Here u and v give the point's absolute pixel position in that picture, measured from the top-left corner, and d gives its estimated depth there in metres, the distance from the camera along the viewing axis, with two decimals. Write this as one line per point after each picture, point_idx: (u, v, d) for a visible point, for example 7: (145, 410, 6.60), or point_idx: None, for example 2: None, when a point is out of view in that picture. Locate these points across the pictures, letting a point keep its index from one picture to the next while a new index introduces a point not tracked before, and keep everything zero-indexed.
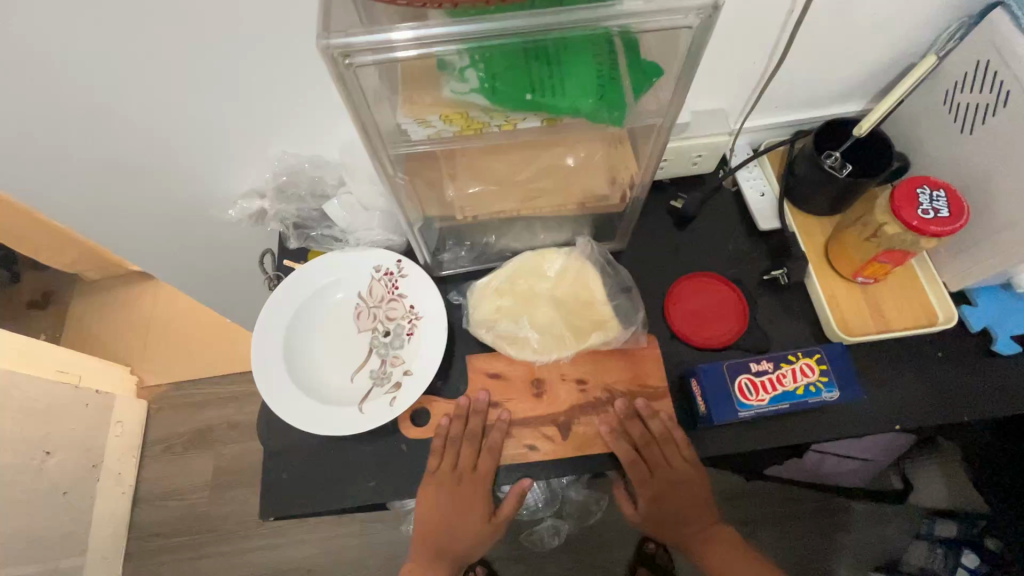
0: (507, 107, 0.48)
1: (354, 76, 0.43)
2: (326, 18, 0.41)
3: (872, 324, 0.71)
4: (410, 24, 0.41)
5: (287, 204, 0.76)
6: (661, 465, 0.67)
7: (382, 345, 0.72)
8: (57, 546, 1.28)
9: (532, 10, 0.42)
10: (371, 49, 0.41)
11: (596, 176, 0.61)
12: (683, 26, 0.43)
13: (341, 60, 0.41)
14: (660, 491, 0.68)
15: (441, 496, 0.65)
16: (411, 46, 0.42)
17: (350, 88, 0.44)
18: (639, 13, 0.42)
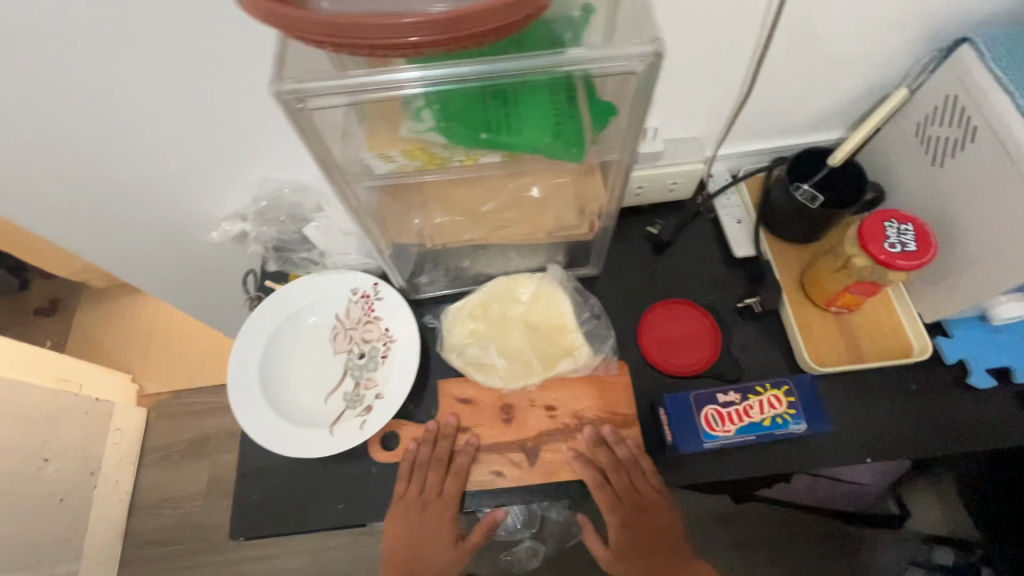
0: (463, 145, 0.49)
1: (309, 117, 0.45)
2: (282, 64, 0.43)
3: (846, 354, 0.70)
4: (361, 69, 0.43)
5: (268, 225, 0.78)
6: (630, 491, 0.67)
7: (356, 367, 0.73)
8: (53, 552, 1.29)
9: (481, 54, 0.43)
10: (323, 92, 0.42)
11: (563, 206, 0.62)
12: (629, 71, 0.43)
13: (293, 103, 0.42)
14: (630, 517, 0.68)
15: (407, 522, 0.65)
16: (362, 89, 0.43)
17: (306, 127, 0.45)
18: (584, 59, 0.42)
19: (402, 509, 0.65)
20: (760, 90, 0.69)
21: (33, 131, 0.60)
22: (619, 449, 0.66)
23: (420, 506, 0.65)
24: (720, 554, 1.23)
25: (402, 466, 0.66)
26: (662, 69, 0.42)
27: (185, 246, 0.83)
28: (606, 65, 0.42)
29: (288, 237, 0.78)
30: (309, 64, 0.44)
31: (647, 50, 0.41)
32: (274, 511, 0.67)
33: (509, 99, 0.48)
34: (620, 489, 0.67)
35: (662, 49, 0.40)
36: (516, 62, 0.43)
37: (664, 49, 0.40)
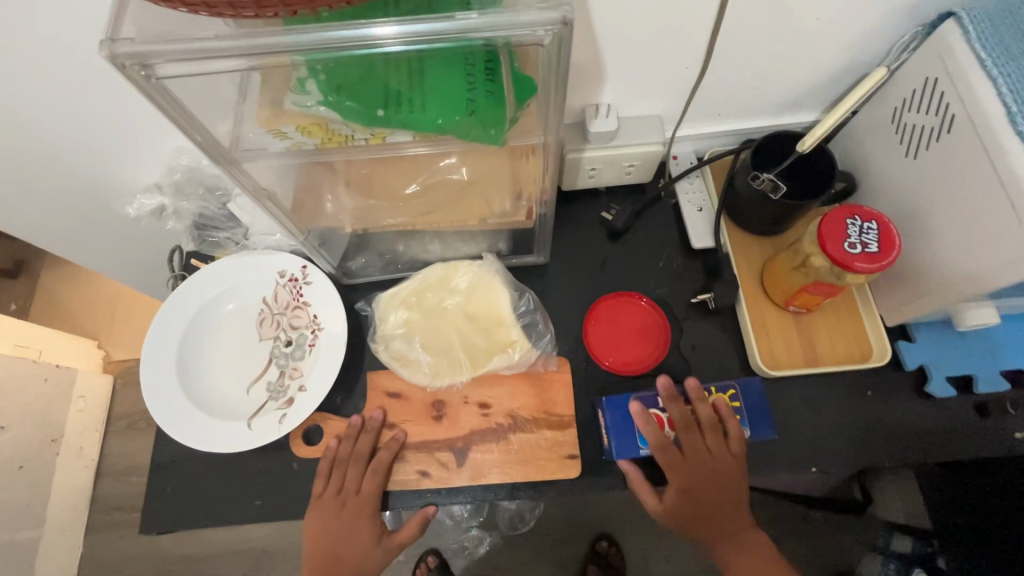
0: (359, 123, 0.43)
1: (167, 88, 0.39)
2: (135, 25, 0.37)
3: (801, 357, 0.66)
4: (218, 31, 0.36)
5: (186, 200, 0.72)
6: (700, 455, 0.58)
7: (282, 356, 0.69)
8: (12, 520, 1.27)
9: (364, 17, 0.37)
10: (171, 58, 0.36)
11: (493, 190, 0.56)
12: (536, 43, 0.38)
13: (138, 71, 0.36)
14: (694, 485, 0.58)
15: (325, 524, 0.60)
16: (220, 55, 0.37)
17: (165, 99, 0.39)
18: (479, 27, 0.36)
19: (319, 509, 0.61)
20: (727, 65, 0.62)
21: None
22: (553, 451, 0.63)
23: (339, 504, 0.61)
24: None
25: (322, 462, 0.62)
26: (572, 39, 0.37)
27: (108, 218, 0.77)
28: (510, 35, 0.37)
29: (209, 215, 0.73)
30: (167, 24, 0.38)
31: (552, 18, 0.35)
32: (189, 506, 0.63)
33: (410, 71, 0.42)
34: (686, 447, 0.58)
35: (569, 16, 0.35)
36: (408, 28, 0.36)
37: (570, 17, 0.35)
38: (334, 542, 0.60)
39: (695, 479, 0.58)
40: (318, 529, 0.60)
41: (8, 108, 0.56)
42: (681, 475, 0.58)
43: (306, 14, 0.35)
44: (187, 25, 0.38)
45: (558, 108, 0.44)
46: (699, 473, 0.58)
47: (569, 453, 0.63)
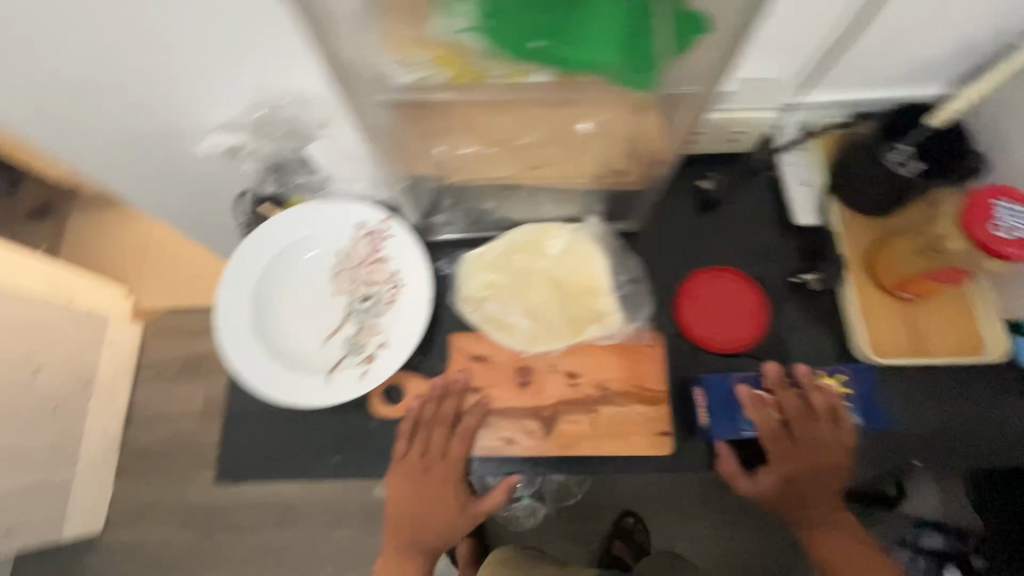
0: (510, 56, 0.39)
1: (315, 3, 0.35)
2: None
3: (909, 345, 0.63)
4: None
5: (265, 140, 0.65)
6: (814, 445, 0.55)
7: (359, 311, 0.66)
8: (46, 460, 1.27)
9: None
10: None
11: (611, 148, 0.52)
12: None
13: None
14: (802, 473, 0.56)
15: (410, 484, 0.59)
16: None
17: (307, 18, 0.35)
18: None
19: (404, 469, 0.59)
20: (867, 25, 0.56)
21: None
22: (644, 427, 0.60)
23: (424, 464, 0.59)
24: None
25: (405, 421, 0.60)
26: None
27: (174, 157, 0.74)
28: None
29: (287, 159, 0.67)
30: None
31: None
32: (265, 457, 0.62)
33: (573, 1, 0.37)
34: (799, 435, 0.56)
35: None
36: None
37: None
38: (419, 503, 0.59)
39: (805, 466, 0.56)
40: (402, 488, 0.59)
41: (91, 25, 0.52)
42: (790, 463, 0.56)
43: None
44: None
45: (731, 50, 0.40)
46: (809, 461, 0.56)
47: (660, 430, 0.60)
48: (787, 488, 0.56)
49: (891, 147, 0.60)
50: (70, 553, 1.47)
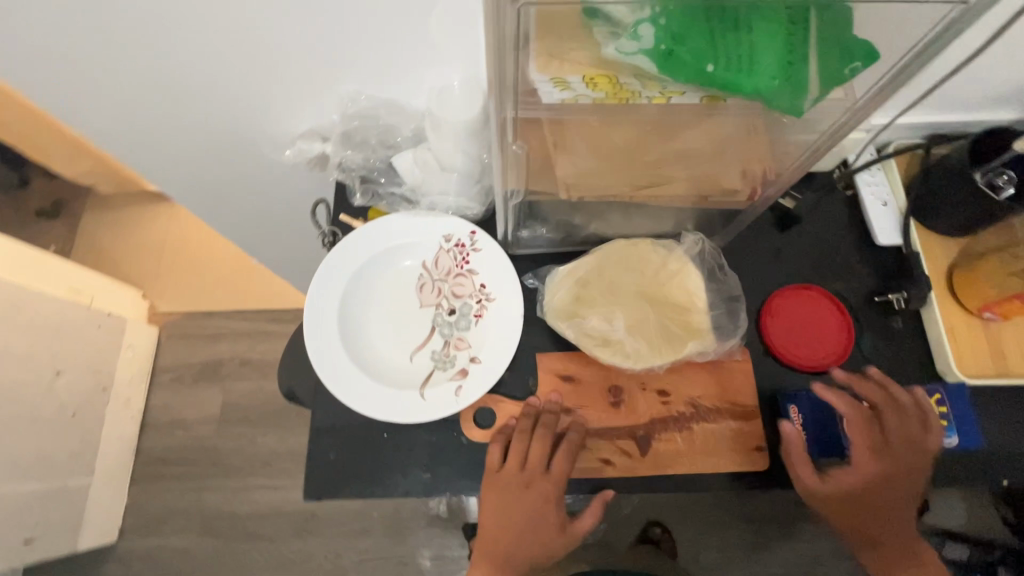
0: (674, 79, 0.38)
1: (513, 21, 0.34)
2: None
3: (992, 365, 0.64)
4: None
5: (353, 150, 0.67)
6: (902, 445, 0.57)
7: (445, 324, 0.65)
8: (64, 466, 1.22)
9: None
10: None
11: (725, 170, 0.53)
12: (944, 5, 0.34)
13: None
14: (890, 475, 0.56)
15: (507, 498, 0.59)
16: None
17: (501, 30, 0.35)
18: None
19: (499, 483, 0.59)
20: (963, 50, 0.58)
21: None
22: (739, 444, 0.60)
23: (525, 479, 0.59)
24: (727, 528, 1.18)
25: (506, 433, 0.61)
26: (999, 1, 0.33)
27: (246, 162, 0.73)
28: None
29: (376, 167, 0.69)
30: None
31: None
32: (352, 474, 0.61)
33: (745, 23, 0.36)
34: (891, 436, 0.57)
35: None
36: None
37: None
38: (515, 519, 0.59)
39: (893, 467, 0.57)
40: (496, 502, 0.59)
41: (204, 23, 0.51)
42: (881, 461, 0.57)
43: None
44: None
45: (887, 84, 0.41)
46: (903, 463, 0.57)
47: (756, 447, 0.60)
48: (870, 490, 0.57)
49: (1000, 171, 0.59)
50: (75, 568, 1.38)
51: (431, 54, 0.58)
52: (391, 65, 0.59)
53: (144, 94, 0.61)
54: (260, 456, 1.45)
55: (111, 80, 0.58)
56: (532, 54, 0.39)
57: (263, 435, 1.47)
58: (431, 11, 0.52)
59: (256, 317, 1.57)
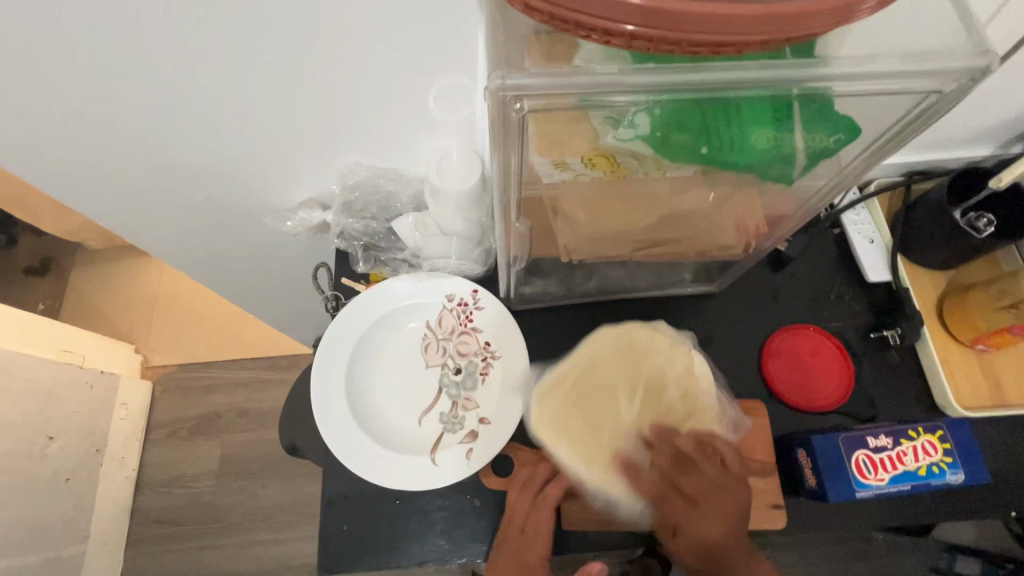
0: (670, 160, 0.40)
1: (517, 123, 0.37)
2: (496, 55, 0.36)
3: (988, 398, 0.65)
4: (580, 74, 0.34)
5: (353, 218, 0.68)
6: (712, 489, 0.52)
7: (453, 384, 0.65)
8: (58, 534, 1.19)
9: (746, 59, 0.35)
10: (546, 93, 0.34)
11: (721, 230, 0.55)
12: (924, 92, 0.36)
13: (510, 104, 0.34)
14: (708, 526, 0.51)
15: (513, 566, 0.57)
16: (586, 86, 0.34)
17: (503, 130, 0.37)
18: (868, 75, 0.35)
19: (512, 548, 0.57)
20: None
21: (108, 78, 0.49)
22: (756, 501, 0.60)
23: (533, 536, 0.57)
24: None
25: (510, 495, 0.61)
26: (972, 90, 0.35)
27: (246, 226, 0.73)
28: (893, 87, 0.36)
29: (377, 233, 0.70)
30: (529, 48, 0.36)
31: (974, 68, 0.33)
32: (366, 545, 0.60)
33: (734, 108, 0.38)
34: (696, 486, 0.51)
35: (993, 66, 0.33)
36: (789, 71, 0.35)
37: (997, 66, 0.33)
38: None
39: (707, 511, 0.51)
40: None
41: (209, 104, 0.53)
42: (697, 518, 0.51)
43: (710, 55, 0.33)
44: (555, 54, 0.36)
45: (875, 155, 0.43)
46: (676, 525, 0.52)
47: (773, 503, 0.60)
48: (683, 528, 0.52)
49: (980, 214, 0.63)
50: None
51: (427, 125, 0.60)
52: (393, 138, 0.61)
53: (145, 171, 0.62)
54: (262, 510, 1.42)
55: (114, 159, 0.59)
56: (532, 140, 0.39)
57: (264, 487, 1.43)
58: (429, 90, 0.55)
59: (253, 366, 1.55)
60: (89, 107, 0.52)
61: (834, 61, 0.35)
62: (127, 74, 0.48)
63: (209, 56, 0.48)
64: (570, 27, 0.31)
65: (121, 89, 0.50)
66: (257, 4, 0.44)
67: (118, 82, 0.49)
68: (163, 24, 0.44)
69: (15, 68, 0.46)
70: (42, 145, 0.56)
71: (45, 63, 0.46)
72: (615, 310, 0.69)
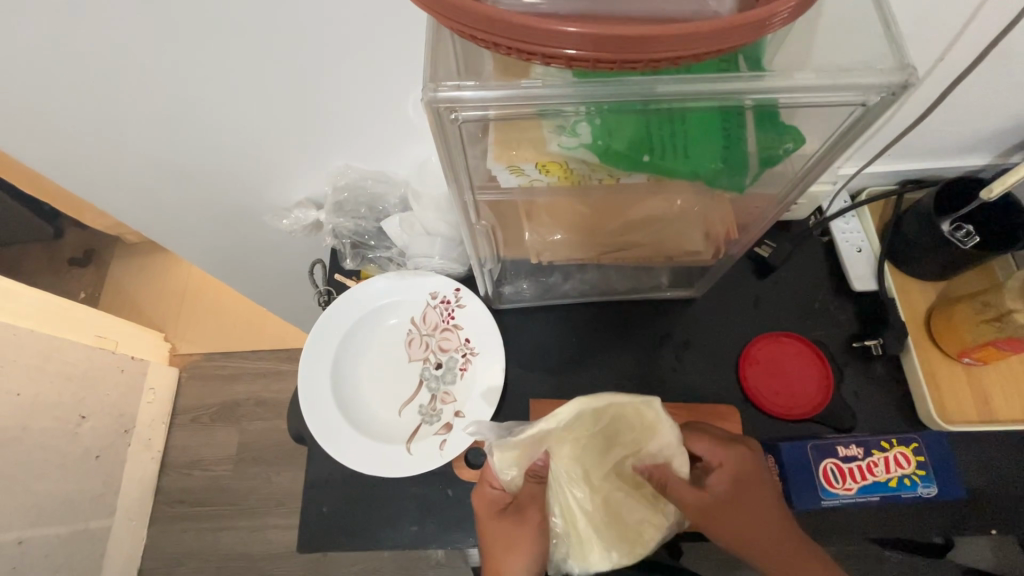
0: (615, 167, 0.41)
1: (457, 129, 0.40)
2: (445, 67, 0.38)
3: (975, 413, 0.64)
4: (507, 86, 0.36)
5: (344, 217, 0.72)
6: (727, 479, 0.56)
7: (432, 378, 0.68)
8: (87, 507, 1.27)
9: (678, 70, 0.37)
10: (480, 104, 0.37)
11: (688, 235, 0.56)
12: (854, 103, 0.37)
13: (446, 113, 0.37)
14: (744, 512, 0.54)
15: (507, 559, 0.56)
16: (513, 93, 0.36)
17: (449, 137, 0.40)
18: (798, 87, 0.36)
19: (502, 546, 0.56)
20: (920, 108, 0.60)
21: (119, 86, 0.54)
22: None
23: (526, 566, 0.56)
24: None
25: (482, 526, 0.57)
26: (896, 103, 0.36)
27: (251, 222, 0.78)
28: (823, 99, 0.37)
29: (367, 232, 0.73)
30: (479, 63, 0.39)
31: (894, 81, 0.34)
32: (344, 526, 0.63)
33: (678, 118, 0.39)
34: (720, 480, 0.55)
35: (913, 80, 0.34)
36: (719, 80, 0.36)
37: (917, 80, 0.34)
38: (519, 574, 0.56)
39: (728, 491, 0.54)
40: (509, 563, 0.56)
41: (210, 109, 0.58)
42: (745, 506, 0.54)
43: (635, 70, 0.34)
44: (502, 69, 0.38)
45: (823, 167, 0.44)
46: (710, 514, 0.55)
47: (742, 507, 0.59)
48: (716, 532, 0.54)
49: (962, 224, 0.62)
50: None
51: (411, 130, 0.63)
52: (376, 144, 0.65)
53: (156, 171, 0.66)
54: (276, 496, 1.48)
55: (129, 159, 0.64)
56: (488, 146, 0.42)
57: (278, 473, 1.50)
58: (410, 96, 0.58)
59: (271, 358, 1.62)
60: (103, 112, 0.57)
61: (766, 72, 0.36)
62: (134, 82, 0.53)
63: (205, 67, 0.52)
64: (510, 51, 0.30)
65: (131, 97, 0.55)
66: (244, 20, 0.47)
67: (127, 91, 0.54)
68: (162, 39, 0.49)
69: (36, 77, 0.52)
70: (64, 146, 0.61)
71: (61, 72, 0.51)
72: (593, 311, 0.71)
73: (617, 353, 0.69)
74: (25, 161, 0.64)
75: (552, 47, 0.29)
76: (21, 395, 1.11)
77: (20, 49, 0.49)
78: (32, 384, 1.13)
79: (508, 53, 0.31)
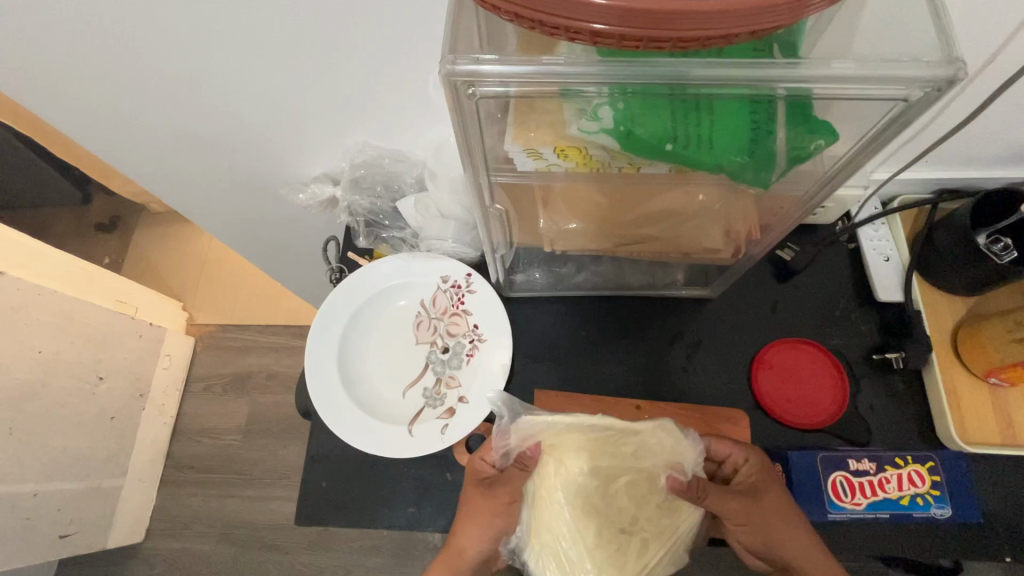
0: (634, 153, 0.40)
1: (475, 105, 0.39)
2: (468, 41, 0.37)
3: (997, 433, 0.61)
4: (528, 63, 0.35)
5: (360, 194, 0.72)
6: (757, 487, 0.56)
7: (438, 362, 0.68)
8: (101, 466, 1.30)
9: (709, 56, 0.35)
10: (499, 80, 0.36)
11: (709, 232, 0.54)
12: (894, 97, 0.35)
13: (464, 89, 0.36)
14: (775, 526, 0.55)
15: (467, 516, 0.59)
16: (533, 69, 0.35)
17: (466, 114, 0.39)
18: (836, 79, 0.34)
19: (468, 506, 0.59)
20: (963, 113, 0.57)
21: (141, 49, 0.54)
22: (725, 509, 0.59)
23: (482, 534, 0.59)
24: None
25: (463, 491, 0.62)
26: (940, 100, 0.34)
27: (269, 194, 0.78)
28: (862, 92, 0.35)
29: (381, 211, 0.73)
30: (503, 41, 0.38)
31: (940, 75, 0.32)
32: (342, 502, 0.64)
33: (704, 106, 0.38)
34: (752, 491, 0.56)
35: (960, 75, 0.32)
36: (750, 67, 0.35)
37: (967, 75, 0.32)
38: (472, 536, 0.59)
39: (758, 483, 0.57)
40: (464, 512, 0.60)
41: (230, 76, 0.57)
42: (775, 516, 0.56)
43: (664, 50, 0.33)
44: (526, 48, 0.37)
45: (856, 167, 0.41)
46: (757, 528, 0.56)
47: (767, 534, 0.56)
48: (748, 530, 0.56)
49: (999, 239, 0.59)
50: (103, 565, 1.44)
51: (430, 108, 0.62)
52: (397, 123, 0.65)
53: (178, 137, 0.67)
54: (282, 468, 1.50)
55: (151, 123, 0.65)
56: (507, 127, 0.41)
57: (284, 446, 1.52)
58: (431, 73, 0.56)
59: (283, 332, 1.64)
60: (125, 74, 0.57)
61: (802, 61, 0.35)
62: (157, 45, 0.53)
63: (228, 32, 0.52)
64: (537, 25, 0.29)
65: (152, 60, 0.55)
66: None
67: (149, 54, 0.54)
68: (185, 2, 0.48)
69: (63, 35, 0.52)
70: (88, 107, 0.62)
71: (86, 29, 0.51)
72: (604, 305, 0.70)
73: (627, 349, 0.68)
74: (50, 120, 0.65)
75: (581, 21, 0.27)
76: (42, 352, 1.14)
77: (45, 7, 0.49)
78: (53, 343, 1.16)
79: (534, 29, 0.30)
